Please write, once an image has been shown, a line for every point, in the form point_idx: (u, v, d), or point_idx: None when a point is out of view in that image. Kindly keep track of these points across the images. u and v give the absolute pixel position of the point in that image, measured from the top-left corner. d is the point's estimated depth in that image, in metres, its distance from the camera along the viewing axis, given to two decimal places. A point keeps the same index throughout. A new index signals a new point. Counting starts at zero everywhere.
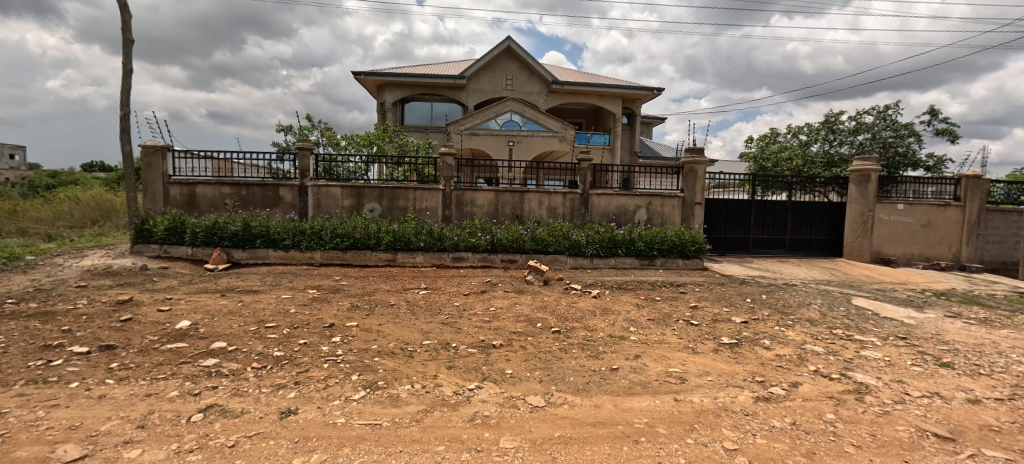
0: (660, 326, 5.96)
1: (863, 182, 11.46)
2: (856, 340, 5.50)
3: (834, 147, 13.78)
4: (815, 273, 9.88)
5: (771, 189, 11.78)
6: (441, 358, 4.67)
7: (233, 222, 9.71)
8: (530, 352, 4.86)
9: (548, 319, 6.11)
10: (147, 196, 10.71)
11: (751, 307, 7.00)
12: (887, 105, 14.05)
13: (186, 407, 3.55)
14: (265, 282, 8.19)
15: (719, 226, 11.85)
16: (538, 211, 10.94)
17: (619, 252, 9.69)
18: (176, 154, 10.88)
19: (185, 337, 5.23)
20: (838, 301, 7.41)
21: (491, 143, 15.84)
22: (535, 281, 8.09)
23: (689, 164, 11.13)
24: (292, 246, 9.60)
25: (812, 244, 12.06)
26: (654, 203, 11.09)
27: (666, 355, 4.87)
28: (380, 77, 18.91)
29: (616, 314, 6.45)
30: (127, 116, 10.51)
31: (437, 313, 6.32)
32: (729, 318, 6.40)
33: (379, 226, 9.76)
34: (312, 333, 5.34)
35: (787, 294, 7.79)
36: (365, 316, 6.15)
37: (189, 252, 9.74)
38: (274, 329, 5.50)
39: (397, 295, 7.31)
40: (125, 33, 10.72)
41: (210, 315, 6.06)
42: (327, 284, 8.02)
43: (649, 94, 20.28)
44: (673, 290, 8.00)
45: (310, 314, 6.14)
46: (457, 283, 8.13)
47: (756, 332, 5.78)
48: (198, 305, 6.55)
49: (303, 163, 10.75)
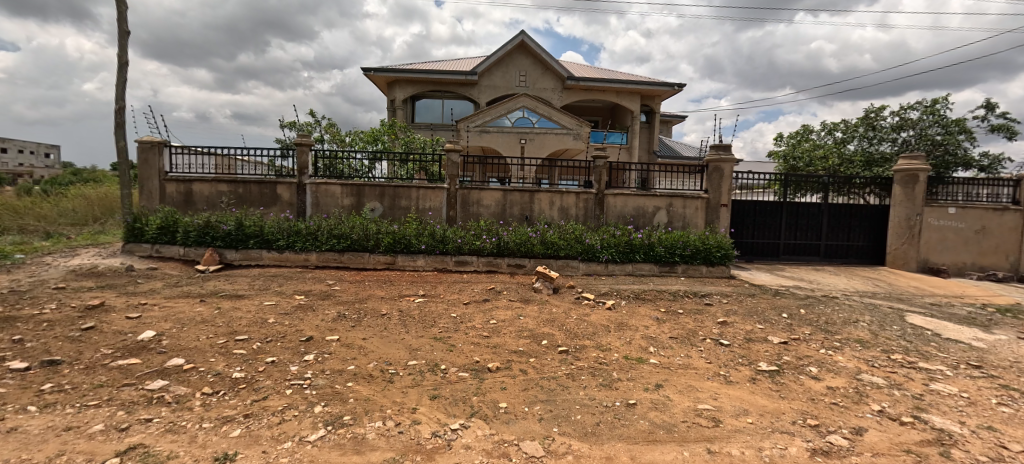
0: (684, 347, 5.19)
1: (909, 183, 10.50)
2: (921, 370, 4.81)
3: (873, 145, 12.74)
4: (855, 284, 8.95)
5: (803, 190, 10.84)
6: (425, 384, 3.99)
7: (227, 221, 9.20)
8: (531, 379, 4.13)
9: (554, 335, 5.37)
10: (143, 193, 10.31)
11: (789, 325, 6.20)
12: (934, 100, 12.96)
13: (104, 448, 2.95)
14: (253, 285, 7.62)
15: (747, 230, 10.95)
16: (549, 212, 10.20)
17: (636, 258, 8.91)
18: (173, 149, 10.44)
19: (142, 351, 4.61)
20: (891, 319, 6.58)
21: (502, 141, 15.13)
22: (544, 289, 7.34)
23: (715, 162, 10.25)
24: (286, 247, 9.04)
25: (849, 251, 11.08)
26: (675, 205, 10.26)
27: (692, 386, 4.12)
28: (390, 73, 18.36)
29: (633, 330, 5.69)
30: (122, 110, 10.09)
31: (431, 325, 5.65)
32: (764, 337, 5.63)
33: (379, 226, 9.14)
34: (284, 349, 4.70)
35: (828, 309, 6.94)
36: (350, 328, 5.50)
37: (181, 252, 9.23)
38: (244, 343, 4.87)
39: (390, 303, 6.65)
40: (121, 24, 10.33)
41: (180, 324, 5.46)
42: (318, 290, 7.41)
43: (670, 90, 19.38)
44: (697, 301, 7.20)
45: (289, 326, 5.52)
46: (459, 289, 7.46)
47: (799, 357, 4.99)
48: (173, 311, 5.96)
49: (302, 159, 10.21)
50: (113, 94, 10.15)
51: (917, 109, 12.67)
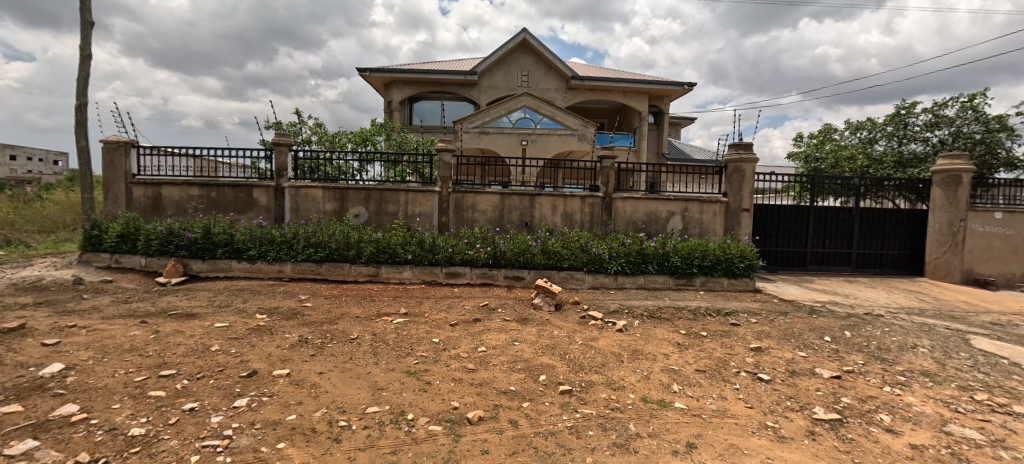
0: (715, 384, 4.18)
1: (950, 185, 9.52)
2: (1020, 417, 3.88)
3: (903, 144, 11.76)
4: (897, 298, 7.94)
5: (828, 194, 9.83)
6: (382, 444, 3.09)
7: (193, 228, 8.28)
8: (523, 437, 3.21)
9: (555, 369, 4.36)
10: (108, 197, 9.42)
11: (836, 352, 5.21)
12: (970, 95, 12.00)
13: None
14: (213, 302, 6.66)
15: (771, 237, 9.93)
16: (551, 219, 9.24)
17: (649, 269, 7.91)
18: (142, 150, 9.57)
19: (33, 393, 3.66)
20: (955, 344, 5.62)
21: (502, 142, 14.22)
22: (545, 306, 6.38)
23: (735, 162, 9.23)
24: (257, 257, 8.09)
25: (884, 260, 10.05)
26: (690, 209, 9.27)
27: (735, 446, 3.22)
28: (386, 73, 17.50)
29: (650, 360, 4.68)
30: (85, 106, 9.25)
31: (406, 355, 4.66)
32: (811, 370, 4.64)
33: (362, 234, 8.23)
34: (214, 390, 3.72)
35: (879, 331, 5.95)
36: (307, 358, 4.51)
37: (142, 263, 8.29)
38: (168, 380, 3.92)
39: (364, 325, 5.66)
40: (86, 15, 9.57)
41: (101, 354, 4.50)
42: (285, 306, 6.46)
43: (681, 89, 18.40)
44: (721, 322, 6.17)
45: (234, 355, 4.55)
46: (447, 307, 6.47)
47: (862, 400, 4.04)
48: (101, 336, 4.99)
49: (281, 160, 9.28)
50: (76, 90, 9.34)
51: (952, 105, 11.74)
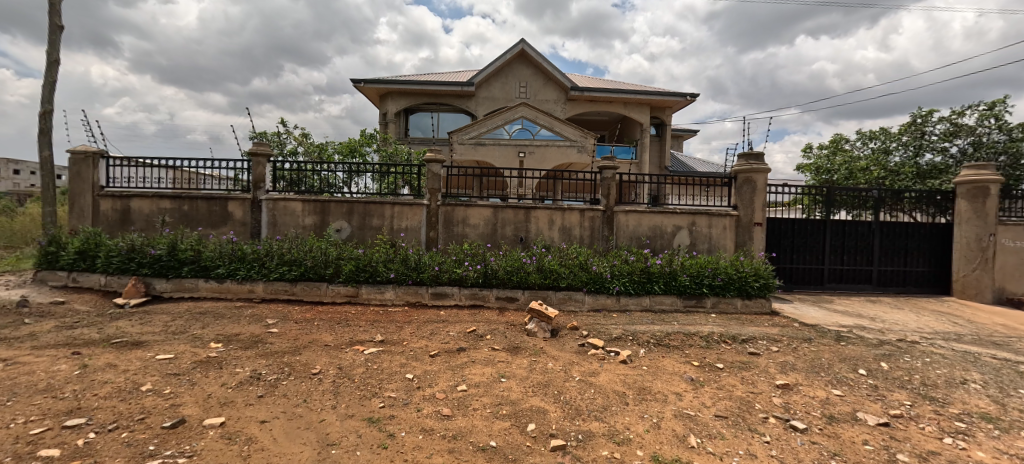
0: (740, 435, 3.46)
1: (978, 197, 8.82)
2: None
3: (922, 153, 11.09)
4: (928, 322, 7.17)
5: (846, 206, 9.16)
6: None
7: (157, 244, 7.59)
8: None
9: (547, 414, 3.63)
10: (73, 211, 8.77)
11: (875, 389, 4.48)
12: (990, 104, 11.39)
13: None
14: (167, 328, 5.92)
15: (785, 254, 9.22)
16: (548, 233, 8.55)
17: (655, 289, 7.19)
18: (111, 160, 8.94)
19: None
20: (1010, 379, 4.85)
21: (499, 153, 13.61)
22: (540, 332, 5.65)
23: (745, 173, 8.59)
24: (226, 276, 7.38)
25: (907, 277, 9.34)
26: (699, 223, 8.59)
27: None
28: (380, 85, 17.04)
29: (660, 402, 3.94)
30: (49, 114, 8.67)
31: (372, 396, 3.93)
32: (851, 414, 3.90)
33: (342, 250, 7.55)
34: (123, 451, 3.05)
35: (920, 363, 5.20)
36: (251, 402, 3.79)
37: (100, 281, 7.59)
38: (71, 434, 3.22)
39: (330, 356, 4.95)
40: (56, 19, 9.05)
41: (8, 396, 3.80)
42: (248, 332, 5.74)
43: (683, 100, 17.88)
44: (738, 350, 5.43)
45: (166, 396, 3.83)
46: (429, 334, 5.73)
47: (921, 458, 3.34)
48: (19, 372, 4.28)
49: (258, 172, 8.65)
50: (42, 97, 8.77)
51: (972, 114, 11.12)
